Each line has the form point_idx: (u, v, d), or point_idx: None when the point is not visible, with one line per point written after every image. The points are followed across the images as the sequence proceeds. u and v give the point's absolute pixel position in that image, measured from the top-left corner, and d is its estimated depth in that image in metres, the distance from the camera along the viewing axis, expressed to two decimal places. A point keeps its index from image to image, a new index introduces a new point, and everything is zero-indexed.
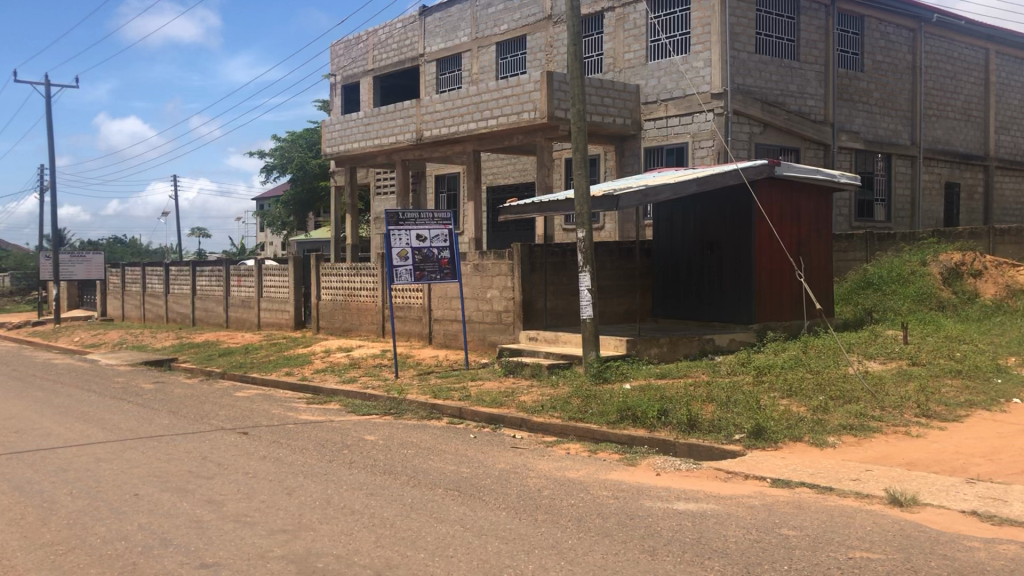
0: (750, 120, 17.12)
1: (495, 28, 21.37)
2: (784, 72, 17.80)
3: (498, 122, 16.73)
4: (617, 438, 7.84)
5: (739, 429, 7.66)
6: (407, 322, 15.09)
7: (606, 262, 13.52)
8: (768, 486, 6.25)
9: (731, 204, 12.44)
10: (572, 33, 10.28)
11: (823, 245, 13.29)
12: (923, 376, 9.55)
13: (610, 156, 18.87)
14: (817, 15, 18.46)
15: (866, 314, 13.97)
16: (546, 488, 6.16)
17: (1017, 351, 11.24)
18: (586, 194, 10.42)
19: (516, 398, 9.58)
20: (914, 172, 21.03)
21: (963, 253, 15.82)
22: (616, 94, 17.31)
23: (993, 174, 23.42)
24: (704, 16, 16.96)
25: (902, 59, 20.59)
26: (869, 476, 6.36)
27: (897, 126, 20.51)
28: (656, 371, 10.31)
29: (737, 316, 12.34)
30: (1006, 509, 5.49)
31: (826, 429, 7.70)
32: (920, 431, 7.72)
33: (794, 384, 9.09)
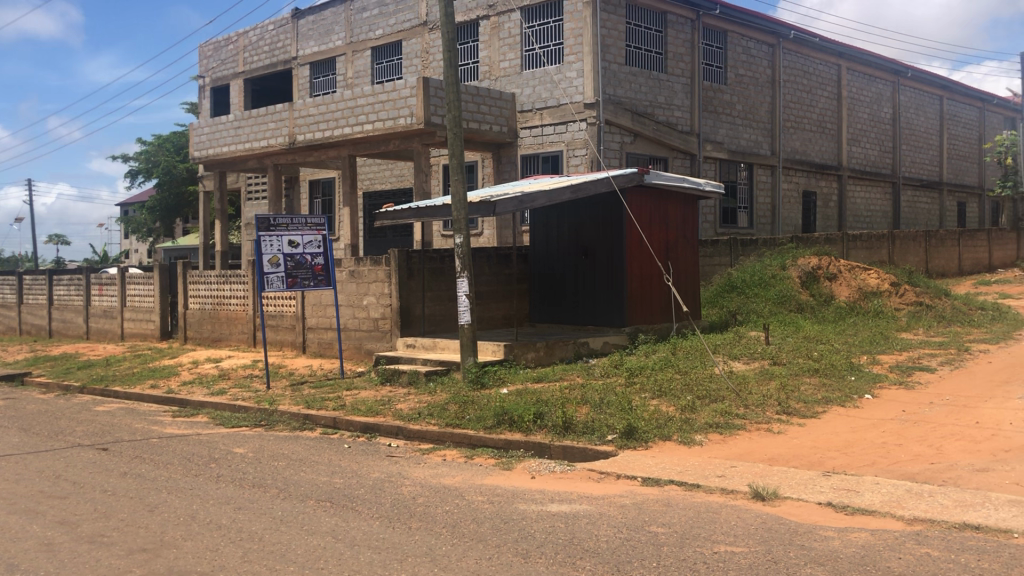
0: (621, 129, 17.56)
1: (369, 33, 21.20)
2: (653, 83, 18.34)
3: (373, 127, 16.58)
4: (493, 442, 7.87)
5: (612, 430, 7.82)
6: (280, 331, 14.75)
7: (484, 268, 13.55)
8: (639, 485, 6.40)
9: (603, 211, 12.70)
10: (446, 39, 10.28)
11: (691, 251, 13.75)
12: (783, 374, 10.00)
13: (487, 163, 18.99)
14: (684, 28, 19.12)
15: (731, 316, 14.51)
16: (420, 495, 6.12)
17: (869, 350, 11.92)
18: (463, 200, 10.41)
19: (392, 407, 9.50)
20: (774, 181, 22.04)
21: (820, 258, 16.68)
22: (492, 101, 17.42)
23: (846, 183, 24.77)
24: (576, 27, 17.29)
25: (763, 72, 21.54)
26: (733, 471, 6.61)
27: (759, 137, 21.44)
28: (532, 375, 10.39)
29: (610, 320, 12.62)
30: (859, 499, 5.79)
31: (694, 427, 7.95)
32: (780, 427, 8.08)
33: (663, 385, 9.35)
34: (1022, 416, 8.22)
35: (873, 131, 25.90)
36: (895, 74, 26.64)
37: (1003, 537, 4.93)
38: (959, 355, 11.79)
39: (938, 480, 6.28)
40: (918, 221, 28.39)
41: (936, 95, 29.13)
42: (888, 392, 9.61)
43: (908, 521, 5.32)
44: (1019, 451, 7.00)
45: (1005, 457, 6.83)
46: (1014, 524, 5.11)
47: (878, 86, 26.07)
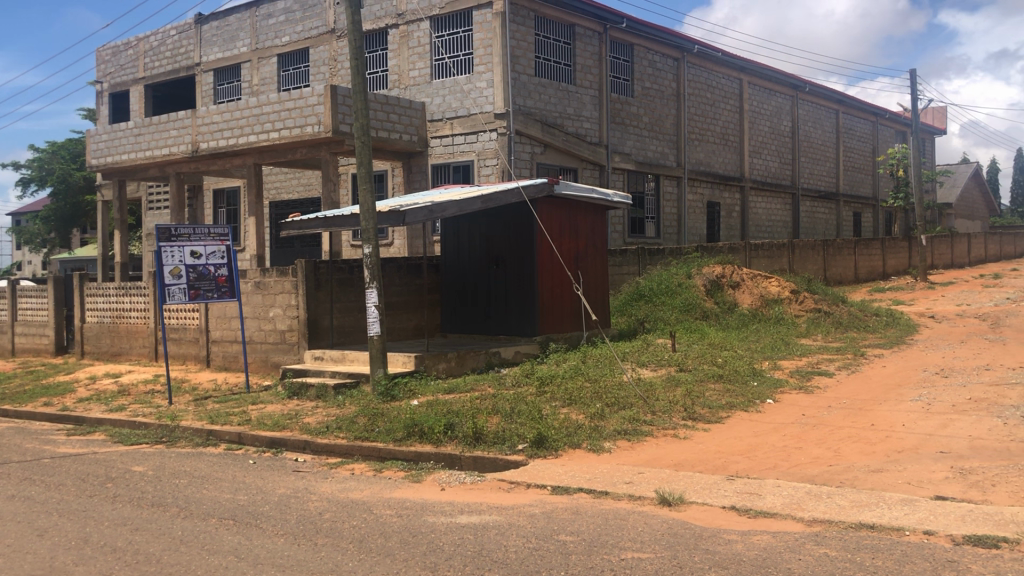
0: (531, 140, 17.68)
1: (276, 40, 20.86)
2: (562, 95, 18.53)
3: (280, 136, 16.30)
4: (403, 455, 7.78)
5: (522, 439, 7.83)
6: (183, 345, 14.34)
7: (394, 278, 13.42)
8: (549, 493, 6.42)
9: (514, 220, 12.75)
10: (353, 47, 10.17)
11: (599, 260, 13.92)
12: (689, 381, 10.20)
13: (397, 172, 18.87)
14: (591, 41, 19.40)
15: (639, 323, 14.71)
16: (327, 511, 6.01)
17: (771, 355, 12.28)
18: (372, 210, 10.30)
19: (299, 421, 9.32)
20: (680, 192, 22.53)
21: (723, 266, 17.11)
22: (402, 110, 17.32)
23: (748, 194, 25.49)
24: (486, 38, 17.35)
25: (668, 86, 22.02)
26: (641, 478, 6.69)
27: (664, 149, 21.88)
28: (443, 386, 10.33)
29: (521, 330, 12.65)
30: (761, 502, 5.94)
31: (603, 435, 8.03)
32: (686, 433, 8.24)
33: (573, 393, 9.42)
34: (913, 418, 8.58)
35: (773, 144, 26.75)
36: (793, 88, 27.57)
37: (896, 535, 5.11)
38: (855, 360, 12.25)
39: (836, 481, 6.48)
40: (816, 230, 29.41)
41: (832, 109, 30.26)
42: (789, 396, 9.91)
43: (807, 522, 5.47)
44: (911, 451, 7.30)
45: (898, 457, 7.11)
46: (906, 522, 5.31)
47: (777, 100, 26.94)
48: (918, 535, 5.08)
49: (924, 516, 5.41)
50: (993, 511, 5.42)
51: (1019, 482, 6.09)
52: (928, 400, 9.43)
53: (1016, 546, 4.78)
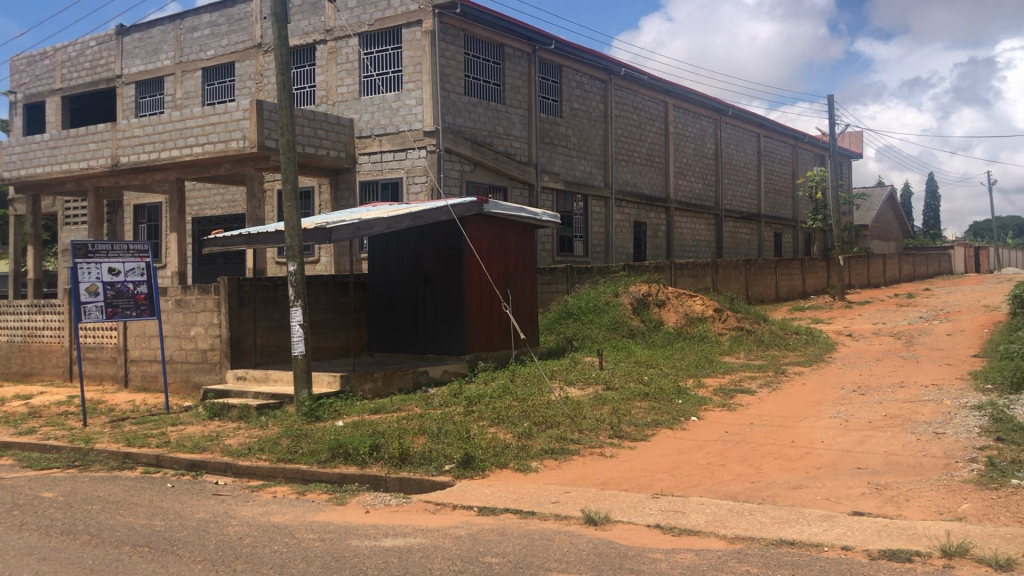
0: (460, 158, 17.69)
1: (200, 53, 20.50)
2: (491, 114, 18.60)
3: (204, 151, 15.99)
4: (327, 477, 7.65)
5: (449, 459, 7.78)
6: (99, 364, 13.89)
7: (320, 296, 13.23)
8: (475, 514, 6.37)
9: (443, 239, 12.72)
10: (279, 62, 10.04)
11: (528, 278, 13.96)
12: (616, 399, 10.27)
13: (324, 189, 18.68)
14: (520, 62, 19.56)
15: (567, 342, 14.76)
16: (247, 535, 5.85)
17: (695, 373, 12.47)
18: (297, 227, 10.15)
19: (220, 442, 9.09)
20: (607, 211, 22.78)
21: (649, 285, 17.34)
22: (329, 126, 17.15)
23: (673, 215, 25.92)
24: (415, 55, 17.34)
25: (596, 107, 22.30)
26: (567, 497, 6.70)
27: (592, 169, 22.13)
28: (369, 407, 10.20)
29: (450, 348, 12.59)
30: (685, 520, 5.99)
31: (530, 454, 8.03)
32: (613, 451, 8.29)
33: (501, 413, 9.39)
34: (831, 434, 8.79)
35: (698, 165, 27.29)
36: (717, 112, 28.20)
37: (815, 550, 5.21)
38: (776, 377, 12.52)
39: (758, 498, 6.58)
40: (739, 250, 30.06)
41: (753, 133, 31.04)
42: (713, 413, 10.07)
43: (730, 539, 5.54)
44: (830, 467, 7.47)
45: (817, 474, 7.26)
46: (825, 538, 5.41)
47: (701, 123, 27.51)
48: (836, 551, 5.19)
49: (842, 531, 5.53)
50: (906, 526, 5.57)
51: (932, 496, 6.28)
52: (846, 417, 9.68)
53: (928, 559, 4.91)
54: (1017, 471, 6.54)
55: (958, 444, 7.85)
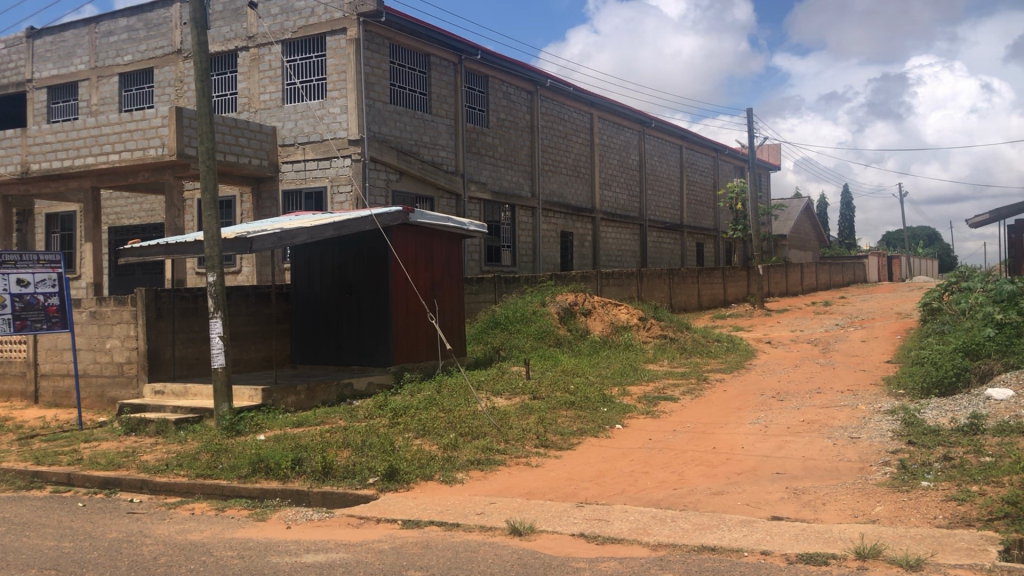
0: (386, 167, 17.56)
1: (117, 58, 19.95)
2: (417, 123, 18.52)
3: (120, 158, 15.56)
4: (247, 492, 7.47)
5: (374, 473, 7.68)
6: (7, 380, 13.36)
7: (241, 308, 12.97)
8: (399, 528, 6.30)
9: (368, 249, 12.60)
10: (199, 69, 9.82)
11: (454, 289, 13.91)
12: (542, 408, 10.28)
13: (246, 198, 18.33)
14: (446, 71, 19.54)
15: (494, 351, 14.72)
16: (162, 555, 5.67)
17: (620, 381, 12.59)
18: (217, 237, 9.92)
19: (135, 459, 8.81)
20: (534, 222, 22.88)
21: (575, 295, 17.45)
22: (252, 134, 16.85)
23: (599, 225, 26.17)
24: (340, 63, 17.18)
25: (522, 118, 22.41)
26: (493, 508, 6.67)
27: (519, 179, 22.21)
28: (292, 420, 10.01)
29: (375, 359, 12.45)
30: (609, 528, 6.03)
31: (456, 465, 7.98)
32: (538, 460, 8.30)
33: (427, 424, 9.31)
34: (752, 440, 8.96)
35: (622, 176, 27.64)
36: (641, 124, 28.62)
37: (735, 556, 5.28)
38: (699, 385, 12.70)
39: (680, 505, 6.66)
40: (663, 260, 30.51)
41: (676, 145, 31.60)
42: (637, 421, 10.18)
43: (653, 547, 5.59)
44: (750, 472, 7.60)
45: (738, 479, 7.38)
46: (745, 543, 5.50)
47: (625, 135, 27.88)
48: (755, 555, 5.27)
49: (762, 536, 5.62)
50: (823, 529, 5.70)
51: (847, 500, 6.43)
52: (766, 423, 9.88)
53: (844, 561, 5.03)
54: (927, 473, 6.76)
55: (872, 448, 8.08)
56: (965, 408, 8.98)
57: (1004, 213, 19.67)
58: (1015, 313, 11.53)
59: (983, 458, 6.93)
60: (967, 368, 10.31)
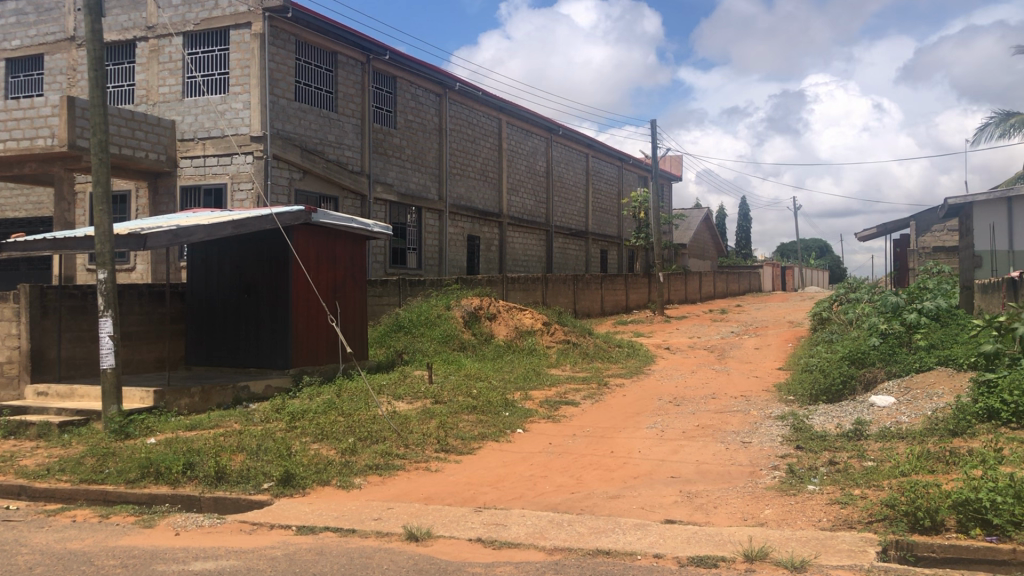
0: (289, 165, 17.24)
1: (4, 42, 19.02)
2: (322, 122, 18.25)
3: (6, 148, 14.86)
4: (135, 498, 7.20)
5: (268, 477, 7.51)
6: None
7: (134, 306, 12.51)
8: (292, 534, 6.17)
9: (268, 249, 12.34)
10: (92, 57, 9.42)
11: (357, 291, 13.75)
12: (444, 412, 10.24)
13: (142, 193, 17.70)
14: (353, 70, 19.31)
15: (397, 355, 14.56)
16: (39, 565, 5.40)
17: (522, 386, 12.64)
18: (109, 232, 9.54)
19: (14, 463, 8.38)
20: (441, 225, 22.81)
21: (480, 299, 17.45)
22: (149, 127, 16.29)
23: (506, 230, 26.27)
24: (243, 58, 16.78)
25: (430, 120, 22.33)
26: (390, 513, 6.60)
27: (426, 182, 22.11)
28: (185, 423, 9.70)
29: (273, 362, 12.19)
30: (505, 533, 6.04)
31: (354, 470, 7.88)
32: (438, 465, 8.27)
33: (325, 428, 9.16)
34: (648, 444, 9.13)
35: (530, 182, 27.85)
36: (548, 131, 28.87)
37: (628, 559, 5.35)
38: (600, 390, 12.86)
39: (577, 509, 6.72)
40: (567, 265, 30.83)
41: (582, 153, 32.01)
42: (537, 425, 10.24)
43: (548, 550, 5.62)
44: (645, 476, 7.74)
45: (634, 483, 7.50)
46: (638, 547, 5.58)
47: (533, 141, 28.09)
48: (649, 559, 5.35)
49: (655, 540, 5.71)
50: (714, 532, 5.83)
51: (737, 503, 6.61)
52: (663, 427, 10.08)
53: (732, 564, 5.15)
54: (813, 477, 7.00)
55: (763, 452, 8.33)
56: (851, 414, 9.34)
57: (890, 228, 20.59)
58: (897, 323, 12.08)
59: (866, 462, 7.22)
60: (853, 375, 10.74)
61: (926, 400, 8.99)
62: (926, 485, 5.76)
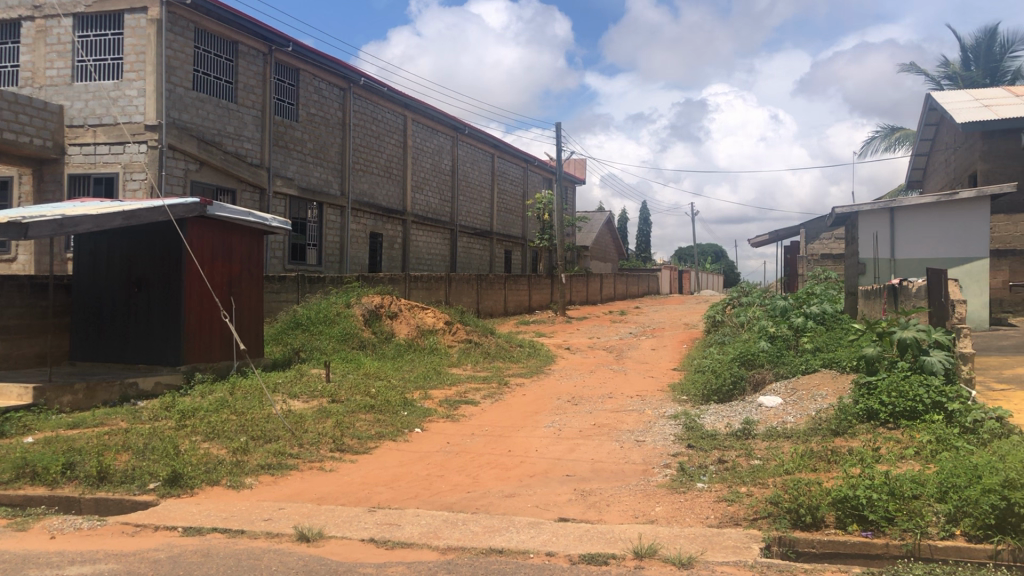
0: (185, 156, 16.73)
1: None
2: (221, 113, 17.77)
3: None
4: (8, 500, 6.84)
5: (155, 477, 7.26)
6: None
7: (13, 298, 11.93)
8: (178, 535, 5.97)
9: (160, 242, 11.96)
10: None
11: (253, 287, 13.44)
12: (340, 412, 10.07)
13: (26, 179, 16.59)
14: (255, 61, 18.88)
15: (294, 353, 14.25)
16: None
17: (422, 385, 12.57)
18: None
19: None
20: (342, 221, 22.51)
21: (381, 297, 17.28)
22: (15, 107, 15.13)
23: (409, 228, 26.07)
24: (138, 44, 16.20)
25: (334, 114, 22.01)
26: (281, 514, 6.47)
27: (328, 177, 21.76)
28: (66, 421, 9.28)
29: (163, 359, 11.79)
30: (399, 533, 5.98)
31: (245, 470, 7.69)
32: (333, 465, 8.14)
33: (217, 427, 8.91)
34: (545, 443, 9.20)
35: (434, 181, 27.72)
36: (454, 130, 28.80)
37: (521, 558, 5.38)
38: (499, 389, 12.89)
39: (472, 508, 6.72)
40: (471, 265, 30.84)
41: (487, 153, 32.06)
42: (435, 425, 10.19)
43: (442, 550, 5.59)
44: (541, 475, 7.79)
45: (529, 482, 7.54)
46: (531, 545, 5.61)
47: (438, 139, 27.97)
48: (541, 556, 5.39)
49: (548, 538, 5.75)
50: (605, 529, 5.92)
51: (629, 501, 6.72)
52: (560, 426, 10.18)
53: (622, 561, 5.23)
54: (702, 475, 7.18)
55: (656, 451, 8.49)
56: (740, 413, 9.61)
57: (781, 235, 21.31)
58: (786, 327, 12.50)
59: (753, 461, 7.44)
60: (743, 377, 11.06)
61: (811, 400, 9.33)
62: (808, 482, 5.97)
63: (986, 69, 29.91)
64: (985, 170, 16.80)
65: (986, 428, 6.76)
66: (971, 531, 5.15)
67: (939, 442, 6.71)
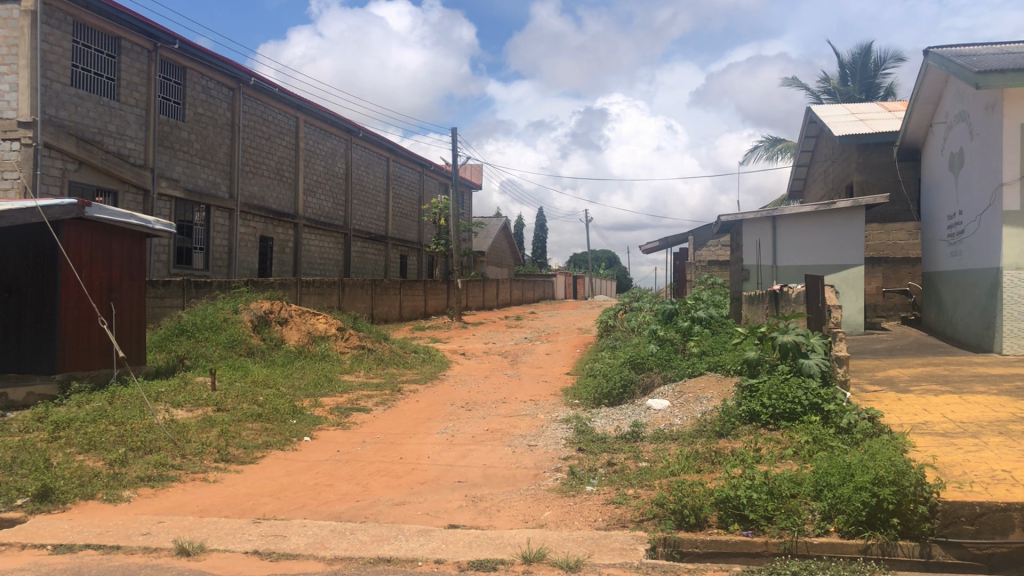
0: (62, 155, 16.03)
1: None
2: (101, 110, 17.09)
3: None
4: None
5: (22, 493, 6.88)
6: None
7: None
8: (47, 554, 5.67)
9: (33, 244, 11.35)
10: None
11: (134, 290, 12.91)
12: (225, 421, 9.75)
13: None
14: (138, 58, 18.20)
15: (179, 360, 13.73)
16: None
17: (313, 393, 12.35)
18: None
19: None
20: (231, 224, 21.93)
21: (271, 302, 16.90)
22: None
23: (301, 232, 25.57)
24: (10, 36, 15.29)
25: (222, 114, 21.39)
26: (159, 528, 6.22)
27: (215, 178, 21.16)
28: None
29: (37, 367, 11.21)
30: (284, 544, 5.84)
31: (123, 482, 7.38)
32: (217, 475, 7.90)
33: (93, 438, 8.51)
34: (437, 449, 9.14)
35: (327, 184, 27.30)
36: (347, 132, 28.45)
37: (409, 566, 5.32)
38: (392, 395, 12.79)
39: (360, 517, 6.61)
40: (365, 270, 30.51)
41: (382, 156, 31.73)
42: (325, 433, 10.02)
43: (328, 561, 5.48)
44: (432, 482, 7.74)
45: (420, 489, 7.49)
46: (419, 553, 5.56)
47: (331, 142, 27.55)
48: (429, 564, 5.34)
49: (436, 545, 5.71)
50: (495, 535, 5.91)
51: (519, 506, 6.74)
52: (453, 432, 10.15)
53: (511, 566, 5.23)
54: (591, 478, 7.26)
55: (546, 455, 8.56)
56: (630, 416, 9.80)
57: (671, 242, 21.83)
58: (674, 331, 12.82)
59: (640, 463, 7.59)
60: (633, 380, 11.29)
61: (696, 403, 9.59)
62: (691, 484, 6.10)
63: (861, 84, 31.37)
64: (861, 181, 17.59)
65: (859, 428, 7.04)
66: (845, 527, 5.36)
67: (815, 442, 6.95)
